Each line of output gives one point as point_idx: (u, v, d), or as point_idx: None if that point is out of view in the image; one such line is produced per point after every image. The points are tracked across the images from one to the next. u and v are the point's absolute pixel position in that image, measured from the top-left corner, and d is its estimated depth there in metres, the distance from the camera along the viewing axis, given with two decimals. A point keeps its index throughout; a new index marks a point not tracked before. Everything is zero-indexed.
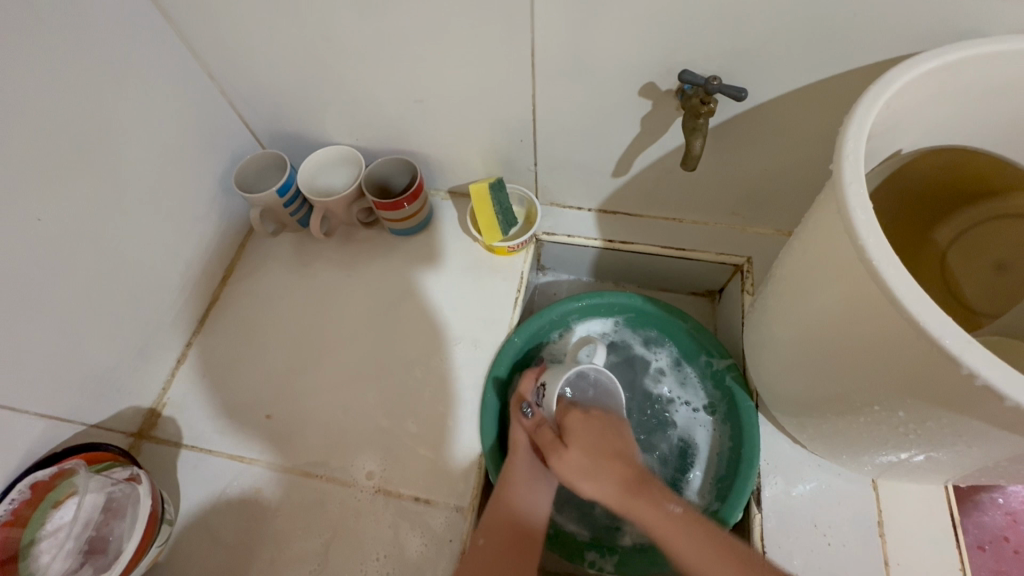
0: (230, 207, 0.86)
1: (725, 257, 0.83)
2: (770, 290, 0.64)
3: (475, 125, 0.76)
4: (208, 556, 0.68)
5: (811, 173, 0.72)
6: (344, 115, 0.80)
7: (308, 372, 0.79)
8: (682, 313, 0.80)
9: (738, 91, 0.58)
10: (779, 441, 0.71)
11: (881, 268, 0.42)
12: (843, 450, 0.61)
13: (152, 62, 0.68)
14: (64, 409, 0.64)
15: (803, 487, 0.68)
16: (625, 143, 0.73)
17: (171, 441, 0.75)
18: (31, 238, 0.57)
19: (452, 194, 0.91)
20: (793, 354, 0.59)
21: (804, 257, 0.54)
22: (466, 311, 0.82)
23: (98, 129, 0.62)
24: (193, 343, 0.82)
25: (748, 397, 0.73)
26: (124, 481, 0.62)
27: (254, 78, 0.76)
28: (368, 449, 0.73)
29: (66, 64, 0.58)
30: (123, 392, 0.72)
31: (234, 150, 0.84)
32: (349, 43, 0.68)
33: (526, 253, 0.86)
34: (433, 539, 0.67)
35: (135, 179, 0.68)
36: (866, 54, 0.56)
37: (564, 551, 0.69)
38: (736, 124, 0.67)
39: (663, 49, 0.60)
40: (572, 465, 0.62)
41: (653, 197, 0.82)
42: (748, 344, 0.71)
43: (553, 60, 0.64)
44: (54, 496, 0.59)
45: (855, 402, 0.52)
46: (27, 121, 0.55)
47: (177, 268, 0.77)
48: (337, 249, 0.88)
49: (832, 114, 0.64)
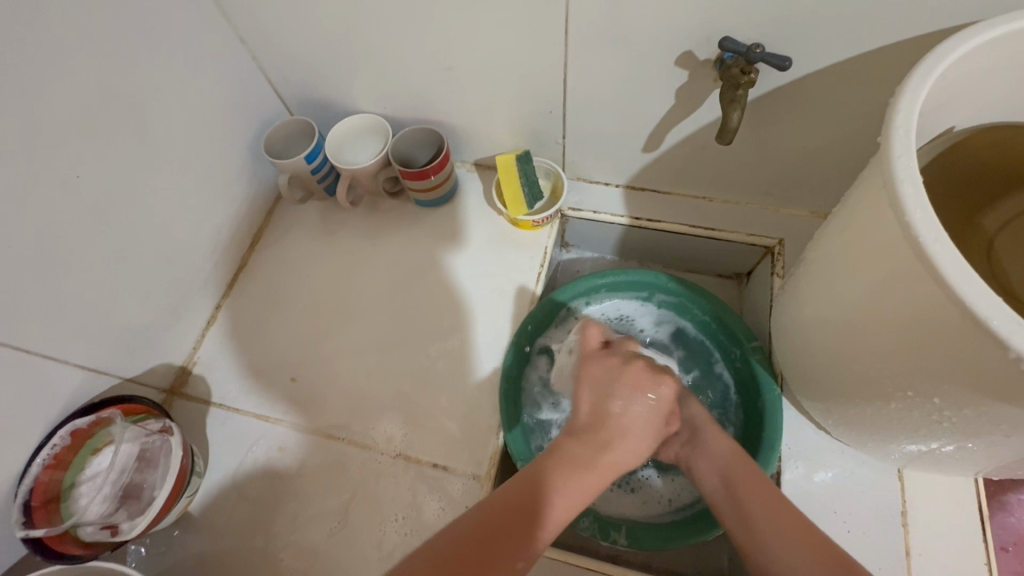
0: (260, 173, 0.87)
1: (756, 238, 0.81)
2: (804, 271, 0.62)
3: (504, 95, 0.75)
4: (235, 509, 0.71)
5: (854, 152, 0.69)
6: (372, 83, 0.79)
7: (331, 337, 0.80)
8: (707, 293, 0.78)
9: (783, 60, 0.54)
10: (803, 426, 0.69)
11: (927, 246, 0.41)
12: (869, 436, 0.60)
13: (186, 24, 0.68)
14: (102, 363, 0.67)
15: (825, 474, 0.66)
16: (658, 117, 0.71)
17: (200, 397, 0.77)
18: (71, 195, 0.59)
19: (477, 166, 0.91)
20: (825, 337, 0.57)
21: (842, 237, 0.53)
22: (489, 285, 0.82)
23: (134, 90, 0.63)
24: (222, 305, 0.84)
25: (773, 381, 0.70)
26: (157, 432, 0.65)
27: (284, 43, 0.76)
28: (390, 414, 0.74)
29: (100, 24, 0.58)
30: (157, 349, 0.75)
31: (263, 116, 0.85)
32: (379, 8, 0.67)
33: (551, 228, 0.85)
34: (450, 504, 0.68)
35: (169, 142, 0.69)
36: (925, 23, 0.53)
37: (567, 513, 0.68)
38: (777, 98, 0.64)
39: (703, 18, 0.57)
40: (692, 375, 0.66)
41: (684, 173, 0.80)
42: (776, 326, 0.70)
43: (587, 28, 0.62)
44: (92, 444, 0.62)
45: (888, 388, 0.51)
46: (64, 82, 0.56)
47: (208, 231, 0.79)
48: (362, 218, 0.89)
49: (880, 90, 0.60)
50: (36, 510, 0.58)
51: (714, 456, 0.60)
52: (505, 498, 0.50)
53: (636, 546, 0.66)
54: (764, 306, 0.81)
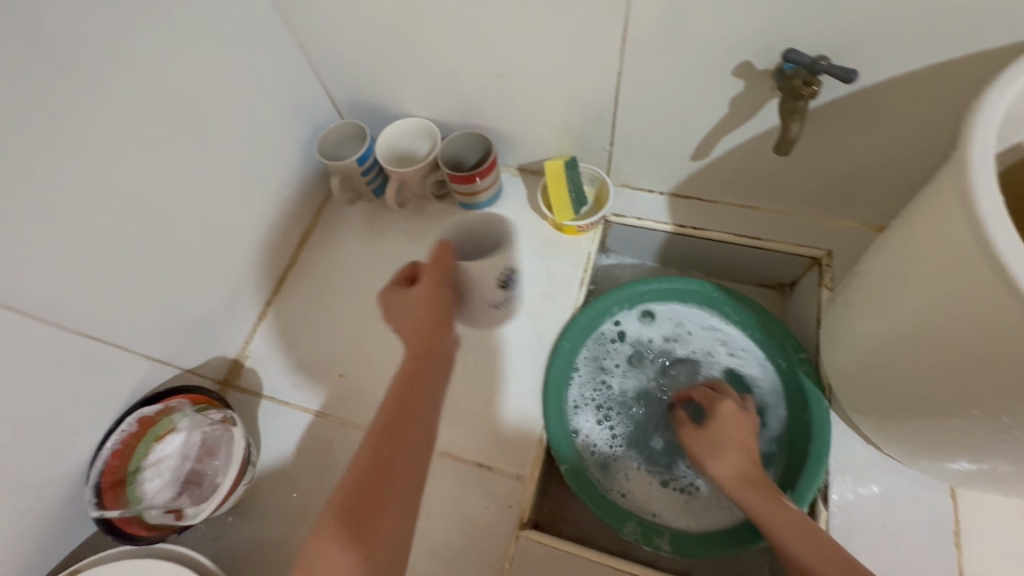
0: (311, 173, 0.90)
1: (804, 249, 0.80)
2: (861, 282, 0.62)
3: (553, 101, 0.76)
4: (284, 500, 0.73)
5: (910, 165, 0.68)
6: (423, 88, 0.81)
7: (378, 335, 0.82)
8: (753, 304, 0.78)
9: (847, 72, 0.53)
10: (852, 441, 0.68)
11: (1010, 264, 0.40)
12: (923, 453, 0.59)
13: (250, 29, 0.71)
14: (165, 353, 0.70)
15: (875, 489, 0.65)
16: (708, 126, 0.71)
17: (252, 390, 0.80)
18: (142, 192, 0.62)
19: (522, 171, 0.92)
20: (885, 351, 0.57)
21: (908, 252, 0.52)
22: (534, 289, 0.83)
23: (201, 93, 0.66)
24: (273, 301, 0.86)
25: (821, 396, 0.70)
26: (219, 422, 0.67)
27: (340, 49, 0.78)
28: (436, 413, 0.76)
29: (174, 30, 0.61)
30: (213, 342, 0.78)
31: (316, 119, 0.87)
32: (436, 16, 0.68)
33: (593, 233, 0.86)
34: (495, 504, 0.69)
35: (230, 143, 0.72)
36: (994, 37, 0.52)
37: (609, 517, 0.68)
38: (833, 109, 0.64)
39: (760, 29, 0.57)
40: (728, 418, 0.61)
41: (732, 182, 0.80)
42: (826, 337, 0.70)
43: (641, 36, 0.62)
44: (155, 430, 0.64)
45: (951, 404, 0.50)
46: (140, 85, 0.59)
47: (262, 229, 0.82)
48: (408, 220, 0.91)
49: (944, 103, 0.59)
50: (106, 491, 0.61)
51: (724, 482, 0.58)
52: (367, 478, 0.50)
53: (679, 553, 0.67)
54: (811, 318, 0.80)
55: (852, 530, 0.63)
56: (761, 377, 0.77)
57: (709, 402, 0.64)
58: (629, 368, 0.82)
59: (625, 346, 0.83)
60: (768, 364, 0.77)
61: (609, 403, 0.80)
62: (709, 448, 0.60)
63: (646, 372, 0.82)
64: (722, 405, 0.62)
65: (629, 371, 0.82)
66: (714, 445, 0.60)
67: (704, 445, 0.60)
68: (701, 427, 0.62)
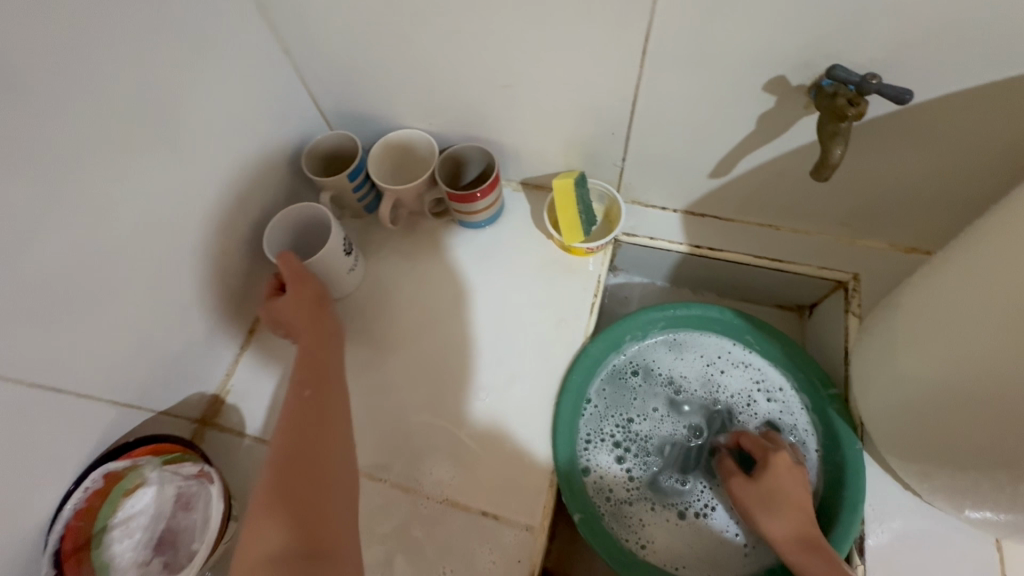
0: (297, 189, 0.83)
1: (829, 272, 0.75)
2: (906, 318, 0.57)
3: (563, 115, 0.70)
4: None
5: (949, 187, 0.63)
6: (420, 99, 0.75)
7: (372, 367, 0.76)
8: (776, 333, 0.73)
9: (903, 92, 0.48)
10: (887, 486, 0.63)
11: None
12: (973, 508, 0.54)
13: (229, 35, 0.64)
14: (136, 396, 0.63)
15: (915, 540, 0.60)
16: (733, 143, 0.66)
17: (235, 429, 0.73)
18: (107, 222, 0.54)
19: (525, 185, 0.86)
20: (942, 402, 0.51)
21: (986, 295, 0.47)
22: (541, 316, 0.77)
23: (175, 108, 0.59)
24: (256, 330, 0.79)
25: (852, 436, 0.65)
26: (193, 477, 0.60)
27: (330, 55, 0.71)
28: (436, 454, 0.70)
29: (143, 38, 0.54)
30: (191, 378, 0.71)
31: (303, 130, 0.80)
32: (438, 22, 0.62)
33: (603, 255, 0.80)
34: (503, 557, 0.64)
35: (207, 162, 0.65)
36: None
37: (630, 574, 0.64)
38: (872, 128, 0.58)
39: (801, 42, 0.52)
40: (782, 472, 0.62)
41: (754, 201, 0.74)
42: (860, 374, 0.65)
43: (667, 46, 0.56)
44: (122, 487, 0.58)
45: (1022, 469, 0.45)
46: (103, 102, 0.51)
47: (244, 253, 0.75)
48: (403, 239, 0.84)
49: (998, 123, 0.54)
50: (66, 559, 0.55)
51: (776, 538, 0.58)
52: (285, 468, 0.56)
53: None
54: (837, 346, 0.75)
55: None
56: (789, 426, 0.72)
57: (760, 453, 0.66)
58: (652, 403, 0.76)
59: (654, 383, 0.77)
60: (797, 410, 0.72)
61: (631, 438, 0.74)
62: (763, 501, 0.61)
63: (680, 418, 0.76)
64: (777, 456, 0.63)
65: (662, 415, 0.76)
66: (769, 498, 0.61)
67: (756, 496, 0.62)
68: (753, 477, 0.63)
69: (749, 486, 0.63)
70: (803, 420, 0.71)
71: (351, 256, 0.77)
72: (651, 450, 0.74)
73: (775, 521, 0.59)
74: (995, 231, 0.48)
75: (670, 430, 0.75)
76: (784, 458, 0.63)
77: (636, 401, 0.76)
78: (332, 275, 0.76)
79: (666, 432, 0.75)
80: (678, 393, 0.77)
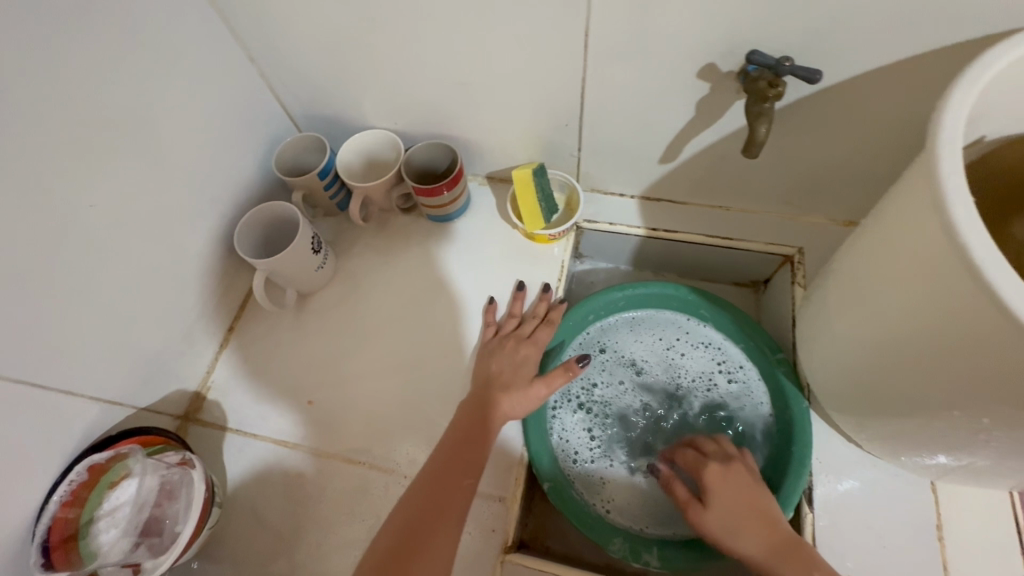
0: (269, 190, 0.85)
1: (776, 247, 0.80)
2: (833, 284, 0.61)
3: (519, 109, 0.74)
4: (255, 539, 0.69)
5: (875, 161, 0.68)
6: (384, 99, 0.78)
7: (348, 358, 0.79)
8: (728, 305, 0.78)
9: (812, 73, 0.53)
10: (833, 440, 0.68)
11: (989, 275, 0.39)
12: (905, 452, 0.59)
13: (195, 43, 0.67)
14: (117, 393, 0.65)
15: (858, 487, 0.65)
16: (677, 129, 0.70)
17: (216, 423, 0.76)
18: (82, 225, 0.57)
19: (490, 179, 0.90)
20: (861, 353, 0.56)
21: (880, 254, 0.51)
22: (508, 301, 0.80)
23: (145, 115, 0.62)
24: (234, 328, 0.82)
25: (799, 394, 0.70)
26: (176, 465, 0.63)
27: (295, 61, 0.75)
28: (412, 436, 0.73)
29: (110, 48, 0.57)
30: (171, 376, 0.73)
31: (272, 133, 0.83)
32: (394, 25, 0.65)
33: (566, 241, 0.84)
34: (478, 528, 0.67)
35: (179, 165, 0.68)
36: (955, 34, 0.52)
37: (594, 535, 0.67)
38: (798, 109, 0.63)
39: (727, 31, 0.56)
40: (725, 490, 0.61)
41: (703, 183, 0.79)
42: (802, 336, 0.69)
43: (607, 40, 0.61)
44: (108, 478, 0.60)
45: (931, 406, 0.50)
46: (73, 111, 0.54)
47: (219, 253, 0.77)
48: (375, 235, 0.87)
49: (908, 98, 0.59)
50: (54, 549, 0.56)
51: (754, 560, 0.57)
52: (414, 505, 0.58)
53: (668, 567, 0.65)
54: (785, 316, 0.80)
55: (837, 530, 0.63)
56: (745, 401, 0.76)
57: (699, 470, 0.64)
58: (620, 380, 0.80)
59: (619, 361, 0.81)
60: (752, 386, 0.76)
61: (600, 410, 0.78)
62: (725, 529, 0.59)
63: (642, 395, 0.79)
64: (712, 471, 0.63)
65: (629, 389, 0.79)
66: (729, 523, 0.59)
67: (716, 526, 0.60)
68: (704, 503, 0.62)
69: (708, 517, 0.60)
70: (757, 397, 0.75)
71: (320, 254, 0.80)
72: (617, 422, 0.77)
73: (744, 545, 0.58)
74: (889, 194, 0.53)
75: (629, 406, 0.78)
76: (718, 473, 0.63)
77: (598, 376, 0.80)
78: (300, 273, 0.79)
79: (631, 406, 0.78)
80: (639, 373, 0.80)
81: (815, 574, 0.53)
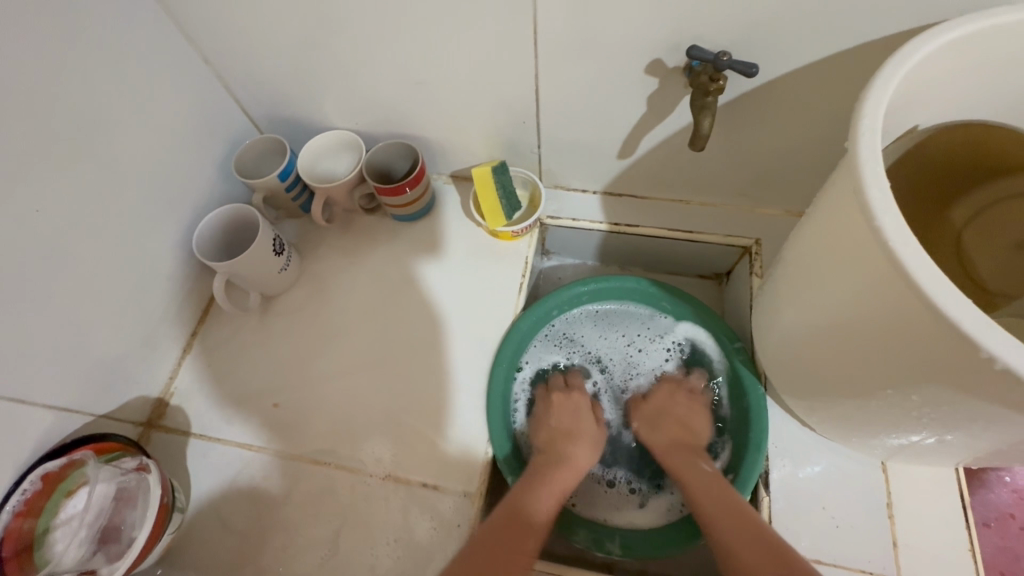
0: (231, 193, 0.85)
1: (734, 239, 0.82)
2: (781, 271, 0.63)
3: (478, 107, 0.75)
4: (220, 543, 0.69)
5: (823, 153, 0.70)
6: (343, 100, 0.78)
7: (314, 360, 0.79)
8: (687, 296, 0.79)
9: (749, 67, 0.55)
10: (789, 425, 0.70)
11: (900, 252, 0.41)
12: (854, 434, 0.61)
13: (148, 47, 0.66)
14: (74, 400, 0.65)
15: (812, 469, 0.67)
16: (631, 124, 0.71)
17: (179, 429, 0.75)
18: (30, 230, 0.56)
19: (454, 178, 0.90)
20: (805, 338, 0.58)
21: (818, 240, 0.53)
22: (471, 298, 0.81)
23: (96, 119, 0.61)
24: (198, 333, 0.82)
25: (756, 381, 0.71)
26: (133, 471, 0.63)
27: (251, 63, 0.74)
28: (378, 435, 0.73)
29: (55, 52, 0.56)
30: (131, 382, 0.72)
31: (232, 136, 0.83)
32: (347, 25, 0.66)
33: (530, 237, 0.85)
34: (443, 523, 0.68)
35: (134, 170, 0.67)
36: (886, 27, 0.54)
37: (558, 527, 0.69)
38: (745, 103, 0.65)
39: (670, 28, 0.58)
40: (665, 398, 0.76)
41: (661, 178, 0.80)
42: (757, 326, 0.71)
43: (556, 38, 0.62)
44: (65, 486, 0.59)
45: (869, 385, 0.51)
46: (17, 116, 0.54)
47: (179, 258, 0.77)
48: (340, 236, 0.87)
49: (848, 90, 0.61)
50: (7, 561, 0.55)
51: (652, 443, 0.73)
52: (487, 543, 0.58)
53: (630, 556, 0.67)
54: (745, 306, 0.82)
55: (792, 512, 0.65)
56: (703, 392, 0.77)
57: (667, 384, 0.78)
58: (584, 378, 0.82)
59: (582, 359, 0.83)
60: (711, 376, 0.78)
61: None
62: (649, 421, 0.75)
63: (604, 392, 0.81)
64: (669, 385, 0.77)
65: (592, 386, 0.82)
66: (654, 420, 0.74)
67: (644, 421, 0.75)
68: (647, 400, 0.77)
69: (641, 408, 0.77)
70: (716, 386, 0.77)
71: (283, 256, 0.79)
72: None
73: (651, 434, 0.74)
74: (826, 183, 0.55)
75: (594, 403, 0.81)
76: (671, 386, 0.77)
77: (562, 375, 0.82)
78: (262, 275, 0.78)
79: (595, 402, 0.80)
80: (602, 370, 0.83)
81: (694, 464, 0.67)
